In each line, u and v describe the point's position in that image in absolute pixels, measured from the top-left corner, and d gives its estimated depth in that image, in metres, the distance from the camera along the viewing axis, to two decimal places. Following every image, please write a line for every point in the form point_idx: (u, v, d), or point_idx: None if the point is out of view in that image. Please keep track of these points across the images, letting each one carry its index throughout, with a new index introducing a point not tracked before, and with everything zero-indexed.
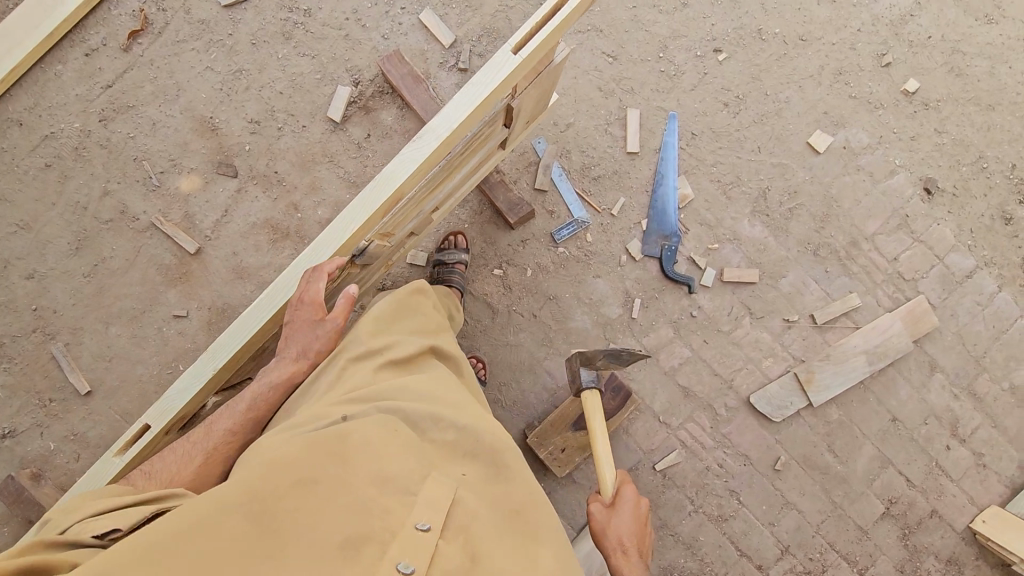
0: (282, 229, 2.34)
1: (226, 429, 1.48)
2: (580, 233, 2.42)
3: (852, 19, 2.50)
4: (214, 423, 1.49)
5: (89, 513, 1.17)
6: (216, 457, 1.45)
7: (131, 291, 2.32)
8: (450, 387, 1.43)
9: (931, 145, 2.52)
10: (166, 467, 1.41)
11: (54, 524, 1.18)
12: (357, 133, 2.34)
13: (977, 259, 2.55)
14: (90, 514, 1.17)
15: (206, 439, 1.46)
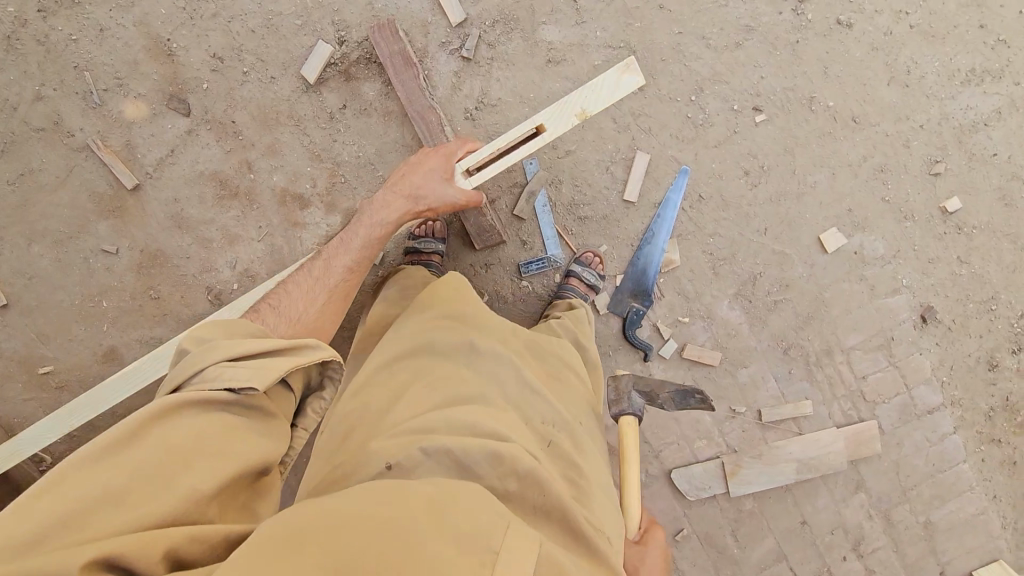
0: (231, 186, 2.12)
1: (344, 268, 1.54)
2: (549, 272, 2.22)
3: (918, 112, 2.16)
4: (334, 258, 1.55)
5: (228, 356, 1.07)
6: (339, 294, 1.51)
7: (58, 212, 2.13)
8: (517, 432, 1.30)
9: (946, 273, 2.30)
10: (284, 302, 1.45)
11: (192, 360, 1.07)
12: (331, 100, 2.07)
13: (946, 397, 2.40)
14: (211, 362, 1.06)
15: (326, 277, 1.51)
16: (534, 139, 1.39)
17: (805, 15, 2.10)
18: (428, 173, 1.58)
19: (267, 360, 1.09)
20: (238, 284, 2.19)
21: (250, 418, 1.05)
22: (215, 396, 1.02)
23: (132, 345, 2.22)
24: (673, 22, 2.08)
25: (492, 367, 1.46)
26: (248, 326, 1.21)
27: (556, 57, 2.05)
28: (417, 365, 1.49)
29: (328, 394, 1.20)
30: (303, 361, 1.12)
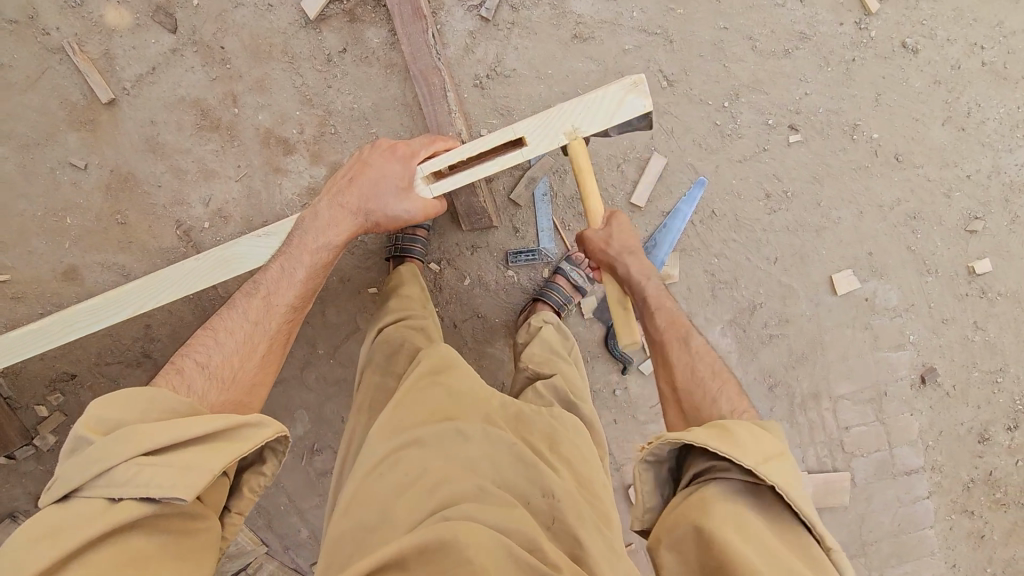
0: (213, 118, 1.97)
1: (288, 302, 1.43)
2: (538, 266, 2.08)
3: (968, 159, 1.96)
4: (272, 295, 1.41)
5: (146, 449, 0.97)
6: (284, 331, 1.43)
7: (26, 115, 1.99)
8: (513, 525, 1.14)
9: (958, 337, 2.14)
10: (216, 357, 1.32)
11: (99, 454, 0.97)
12: (331, 41, 1.91)
13: (927, 462, 2.25)
14: (125, 461, 0.96)
15: (265, 321, 1.39)
16: (519, 151, 1.28)
17: (867, 31, 1.88)
18: (380, 181, 1.42)
19: (193, 451, 1.00)
20: (209, 223, 2.04)
21: (174, 526, 0.99)
22: (135, 512, 0.94)
23: (95, 267, 2.08)
24: (718, 16, 1.87)
25: (486, 458, 1.29)
26: (172, 402, 1.10)
27: (582, 33, 1.85)
28: (408, 460, 1.29)
29: (266, 471, 1.12)
30: (243, 450, 1.04)
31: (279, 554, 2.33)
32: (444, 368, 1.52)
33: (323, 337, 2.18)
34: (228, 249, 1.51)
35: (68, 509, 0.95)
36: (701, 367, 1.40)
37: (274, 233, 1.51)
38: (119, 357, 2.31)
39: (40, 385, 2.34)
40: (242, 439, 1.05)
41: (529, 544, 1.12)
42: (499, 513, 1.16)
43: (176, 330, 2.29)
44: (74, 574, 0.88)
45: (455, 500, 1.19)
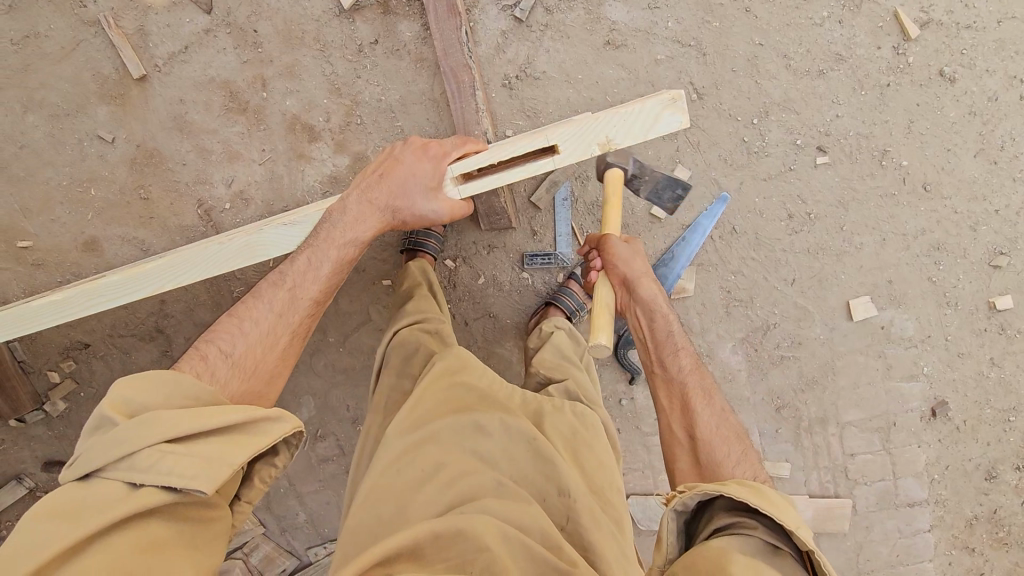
0: (241, 100, 1.98)
1: (312, 298, 1.44)
2: (553, 270, 2.08)
3: (998, 194, 1.93)
4: (297, 288, 1.42)
5: (168, 438, 0.98)
6: (302, 328, 1.44)
7: (59, 85, 2.01)
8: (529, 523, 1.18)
9: (972, 372, 2.11)
10: (239, 348, 1.32)
11: (122, 438, 0.98)
12: (363, 32, 1.91)
13: (931, 495, 2.23)
14: (149, 447, 0.97)
15: (289, 314, 1.41)
16: (550, 158, 1.27)
17: (905, 57, 1.85)
18: (410, 180, 1.43)
19: (214, 441, 1.02)
20: (230, 204, 2.06)
21: (190, 514, 1.00)
22: (156, 499, 0.95)
23: (115, 240, 2.11)
24: (755, 31, 1.85)
25: (503, 456, 1.32)
26: (193, 389, 1.11)
27: (615, 40, 1.84)
28: (426, 455, 1.31)
29: (278, 463, 1.13)
30: (261, 444, 1.05)
31: (275, 535, 2.36)
32: (460, 364, 1.53)
33: (334, 325, 2.19)
34: (252, 236, 1.51)
35: (90, 489, 0.96)
36: (718, 425, 1.44)
37: (302, 223, 1.51)
38: (132, 330, 2.34)
39: (54, 351, 2.37)
40: (262, 433, 1.07)
41: (547, 542, 1.16)
42: (518, 511, 1.19)
43: (190, 307, 2.31)
44: (91, 556, 0.89)
45: (473, 496, 1.22)
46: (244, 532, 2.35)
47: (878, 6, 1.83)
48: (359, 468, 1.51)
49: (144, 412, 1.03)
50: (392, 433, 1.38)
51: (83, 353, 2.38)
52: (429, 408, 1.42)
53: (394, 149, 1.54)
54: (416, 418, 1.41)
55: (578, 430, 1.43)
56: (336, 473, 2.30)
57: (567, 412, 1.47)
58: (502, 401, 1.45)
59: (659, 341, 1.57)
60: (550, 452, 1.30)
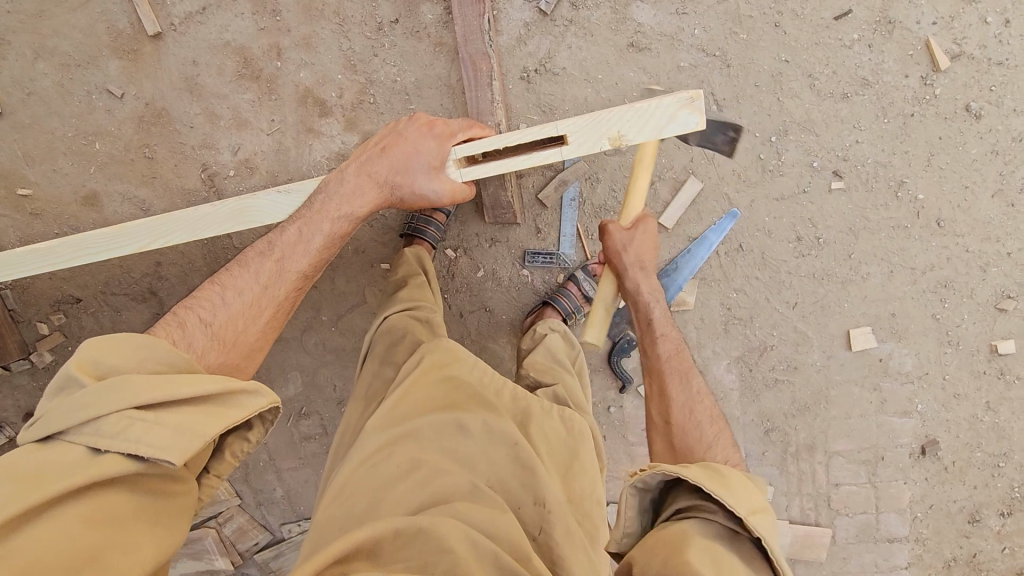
0: (254, 68, 1.95)
1: (298, 274, 1.40)
2: (553, 270, 2.06)
3: (1012, 237, 1.89)
4: (285, 260, 1.39)
5: (138, 404, 0.95)
6: (285, 306, 1.40)
7: (73, 35, 1.98)
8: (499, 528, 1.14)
9: (967, 414, 2.09)
10: (222, 318, 1.29)
11: (89, 401, 0.95)
12: (384, 10, 1.86)
13: (912, 533, 2.22)
14: (118, 412, 0.94)
15: (274, 286, 1.37)
16: (556, 148, 1.24)
17: (933, 87, 1.78)
18: (411, 158, 1.41)
19: (185, 411, 0.99)
20: (234, 171, 2.05)
21: (156, 488, 0.98)
22: (121, 468, 0.93)
23: (116, 197, 2.12)
24: (783, 47, 1.78)
25: (482, 458, 1.28)
26: (169, 354, 1.07)
27: (640, 43, 1.79)
28: (403, 452, 1.29)
29: (251, 438, 1.11)
30: (237, 419, 1.03)
31: (250, 508, 2.34)
32: (448, 360, 1.51)
33: (328, 304, 2.17)
34: (245, 200, 1.48)
35: (50, 453, 0.94)
36: (696, 412, 1.55)
37: (295, 192, 1.48)
38: (124, 289, 2.32)
39: (44, 303, 2.36)
40: (237, 405, 1.04)
41: (516, 549, 1.11)
42: (488, 516, 1.16)
43: (185, 272, 2.27)
44: (43, 525, 0.87)
45: (446, 498, 1.19)
46: (219, 502, 2.33)
47: (910, 33, 1.76)
48: (336, 454, 1.50)
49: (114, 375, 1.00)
50: (375, 427, 1.37)
51: (74, 307, 2.37)
52: (414, 404, 1.41)
53: (395, 125, 1.50)
54: (400, 412, 1.39)
55: (563, 441, 1.39)
56: (317, 452, 2.29)
57: (555, 419, 1.43)
58: (489, 400, 1.41)
59: (656, 324, 1.68)
60: (531, 460, 1.26)
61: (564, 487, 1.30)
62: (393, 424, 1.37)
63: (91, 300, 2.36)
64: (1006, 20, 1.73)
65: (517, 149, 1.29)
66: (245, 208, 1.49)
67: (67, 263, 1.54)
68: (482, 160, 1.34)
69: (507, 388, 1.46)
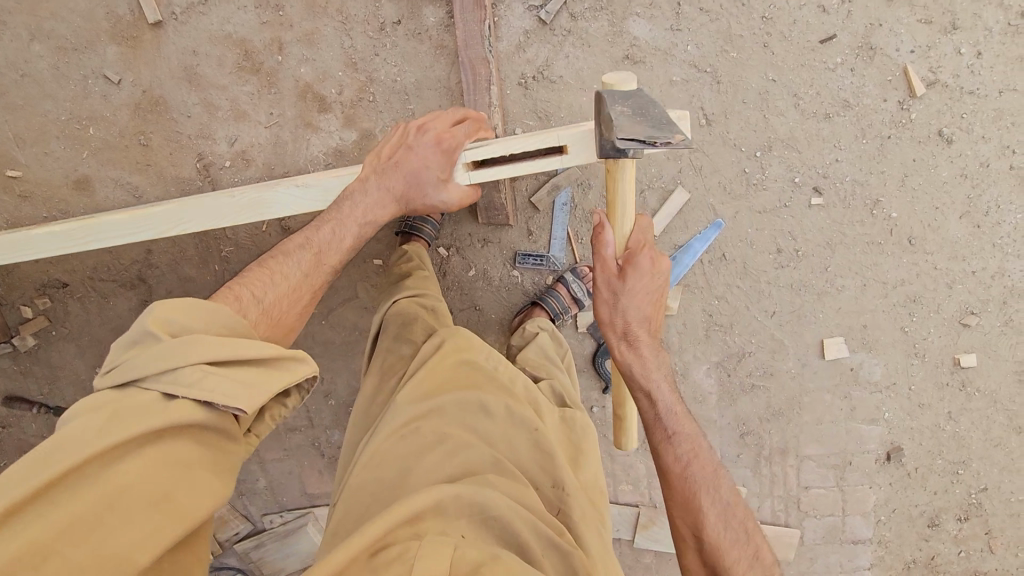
0: (255, 61, 1.96)
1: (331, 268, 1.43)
2: (543, 271, 2.11)
3: (977, 256, 1.99)
4: (322, 252, 1.41)
5: (207, 359, 0.99)
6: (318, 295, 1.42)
7: (71, 18, 1.98)
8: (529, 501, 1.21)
9: (930, 423, 2.20)
10: (271, 300, 1.28)
11: (161, 353, 0.98)
12: (387, 10, 1.89)
13: (875, 536, 2.32)
14: (191, 365, 0.97)
15: (313, 276, 1.39)
16: (558, 158, 1.37)
17: (909, 112, 1.88)
18: (421, 170, 1.45)
19: (247, 370, 1.03)
20: (231, 162, 2.06)
21: (214, 441, 1.00)
22: (193, 416, 0.96)
23: (108, 182, 2.12)
24: (771, 67, 1.86)
25: (503, 437, 1.35)
26: (229, 317, 1.10)
27: (634, 55, 1.85)
28: (430, 425, 1.34)
29: (290, 403, 1.13)
30: (290, 379, 1.07)
31: (233, 497, 2.36)
32: (466, 345, 1.56)
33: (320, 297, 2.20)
34: (261, 194, 1.51)
35: (125, 397, 0.97)
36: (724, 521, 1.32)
37: (312, 188, 1.52)
38: (113, 276, 2.31)
39: (29, 286, 2.34)
40: (289, 369, 1.08)
41: (545, 520, 1.20)
42: (516, 488, 1.22)
43: (176, 261, 2.28)
44: (126, 462, 0.89)
45: (475, 471, 1.24)
46: None
47: (890, 59, 1.85)
48: (352, 435, 1.55)
49: (185, 333, 1.03)
50: (399, 404, 1.40)
51: (60, 292, 2.36)
52: (435, 382, 1.46)
53: (412, 126, 1.54)
54: (424, 388, 1.43)
55: (570, 432, 1.48)
56: (301, 443, 2.30)
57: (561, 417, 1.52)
58: (508, 384, 1.48)
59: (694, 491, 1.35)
60: (549, 445, 1.34)
61: (575, 467, 1.39)
62: (417, 399, 1.40)
63: (78, 285, 2.35)
64: (979, 52, 1.83)
65: (520, 158, 1.40)
66: (261, 200, 1.52)
67: (79, 247, 1.57)
68: (486, 166, 1.44)
69: (523, 376, 1.52)
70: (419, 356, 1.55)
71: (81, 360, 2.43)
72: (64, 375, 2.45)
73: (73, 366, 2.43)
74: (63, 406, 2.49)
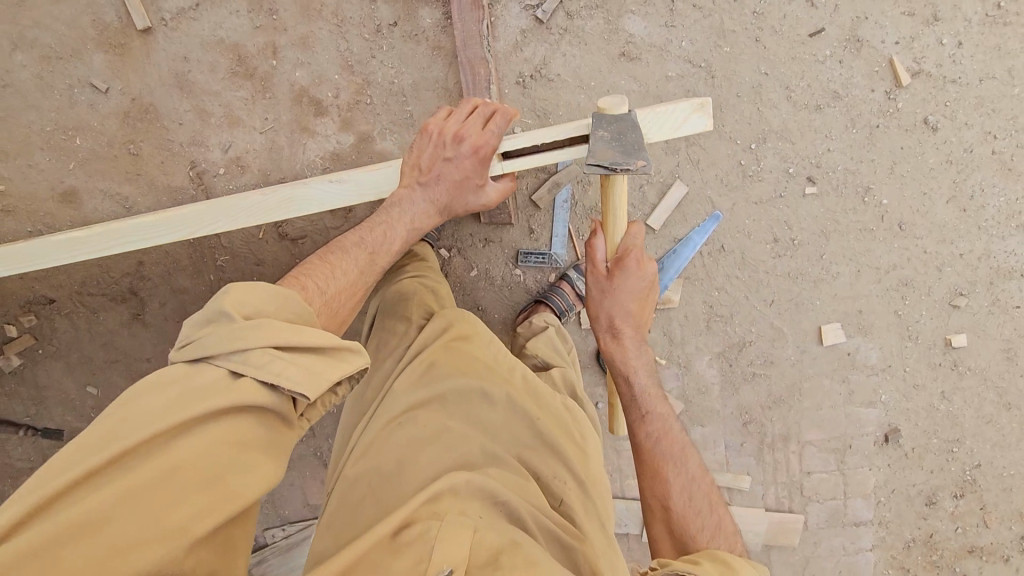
0: (248, 66, 1.94)
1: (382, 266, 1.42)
2: (545, 269, 2.12)
3: (964, 239, 2.07)
4: (376, 249, 1.40)
5: (275, 343, 0.96)
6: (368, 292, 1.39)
7: (55, 26, 1.92)
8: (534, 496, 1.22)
9: (924, 403, 2.26)
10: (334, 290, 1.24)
11: (230, 333, 0.95)
12: (383, 12, 1.89)
13: (876, 517, 2.37)
14: (252, 347, 0.94)
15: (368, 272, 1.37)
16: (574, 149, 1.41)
17: (896, 101, 1.94)
18: (463, 176, 1.45)
19: (308, 357, 0.98)
20: (224, 170, 2.03)
21: (273, 424, 0.95)
22: (258, 396, 0.93)
23: (96, 194, 2.07)
24: (763, 60, 1.91)
25: (507, 430, 1.35)
26: (298, 304, 1.07)
27: (630, 52, 1.88)
28: (429, 415, 1.32)
29: (343, 393, 1.05)
30: (348, 370, 1.02)
31: None
32: (469, 333, 1.55)
33: None
34: (296, 191, 1.50)
35: (193, 373, 0.94)
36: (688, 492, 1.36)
37: (346, 183, 1.50)
38: (103, 290, 2.24)
39: (13, 304, 2.26)
40: (347, 360, 1.03)
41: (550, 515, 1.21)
42: (520, 483, 1.22)
43: (169, 272, 2.21)
44: (189, 437, 0.86)
45: (477, 464, 1.22)
46: None
47: (876, 51, 1.91)
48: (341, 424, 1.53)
49: (258, 316, 1.00)
50: (396, 393, 1.38)
51: (46, 308, 2.28)
52: (434, 367, 1.43)
53: (448, 127, 1.44)
54: (422, 375, 1.41)
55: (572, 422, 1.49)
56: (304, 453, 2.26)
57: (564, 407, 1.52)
58: (508, 373, 1.48)
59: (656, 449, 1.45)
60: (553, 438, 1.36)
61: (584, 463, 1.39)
62: (415, 389, 1.38)
63: (65, 300, 2.28)
64: (960, 42, 1.91)
65: (547, 145, 1.41)
66: (296, 197, 1.51)
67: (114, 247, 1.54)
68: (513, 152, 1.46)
69: (522, 364, 1.53)
70: (416, 343, 1.52)
71: (70, 378, 2.36)
72: (52, 395, 2.38)
73: (62, 383, 2.36)
74: (51, 426, 2.41)
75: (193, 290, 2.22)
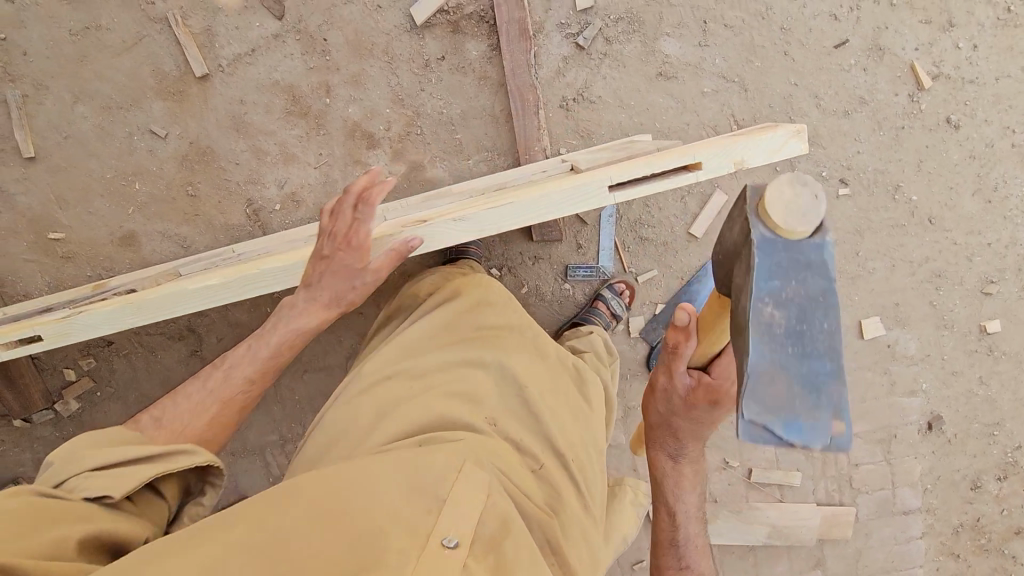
0: (303, 105, 2.02)
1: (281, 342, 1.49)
2: (593, 282, 2.20)
3: (991, 229, 2.17)
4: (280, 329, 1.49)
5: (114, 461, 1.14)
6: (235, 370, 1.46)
7: (115, 78, 2.00)
8: (490, 445, 1.27)
9: (964, 390, 2.34)
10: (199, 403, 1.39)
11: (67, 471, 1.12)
12: (431, 48, 1.98)
13: (924, 505, 2.43)
14: (86, 470, 1.12)
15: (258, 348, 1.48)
16: (692, 173, 1.16)
17: (919, 103, 2.05)
18: (343, 268, 1.39)
19: (134, 466, 1.14)
20: (280, 205, 2.10)
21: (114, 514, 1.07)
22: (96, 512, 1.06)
23: (155, 236, 2.13)
24: (792, 72, 2.02)
25: (495, 384, 1.44)
26: (124, 434, 1.24)
27: (667, 72, 1.99)
28: (419, 363, 1.48)
29: (206, 501, 1.22)
30: (173, 467, 1.15)
31: None
32: (484, 298, 1.67)
33: None
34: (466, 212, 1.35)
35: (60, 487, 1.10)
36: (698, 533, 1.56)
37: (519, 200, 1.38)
38: (162, 329, 2.29)
39: (73, 348, 2.31)
40: (173, 462, 1.16)
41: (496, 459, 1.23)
42: (483, 435, 1.30)
43: (226, 307, 2.27)
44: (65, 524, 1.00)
45: (446, 407, 1.34)
46: None
47: (897, 57, 2.03)
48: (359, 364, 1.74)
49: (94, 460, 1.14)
50: (399, 340, 1.57)
51: (104, 350, 2.33)
52: (440, 327, 1.58)
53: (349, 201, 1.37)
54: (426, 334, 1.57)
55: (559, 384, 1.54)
56: None
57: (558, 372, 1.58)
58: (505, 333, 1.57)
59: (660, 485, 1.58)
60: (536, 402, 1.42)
61: (564, 436, 1.43)
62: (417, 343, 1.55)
63: (122, 341, 2.33)
64: (974, 45, 2.03)
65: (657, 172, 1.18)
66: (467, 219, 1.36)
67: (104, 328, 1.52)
68: (630, 180, 1.17)
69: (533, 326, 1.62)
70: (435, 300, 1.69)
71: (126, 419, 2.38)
72: None
73: (118, 425, 2.38)
74: None
75: (250, 323, 2.28)
